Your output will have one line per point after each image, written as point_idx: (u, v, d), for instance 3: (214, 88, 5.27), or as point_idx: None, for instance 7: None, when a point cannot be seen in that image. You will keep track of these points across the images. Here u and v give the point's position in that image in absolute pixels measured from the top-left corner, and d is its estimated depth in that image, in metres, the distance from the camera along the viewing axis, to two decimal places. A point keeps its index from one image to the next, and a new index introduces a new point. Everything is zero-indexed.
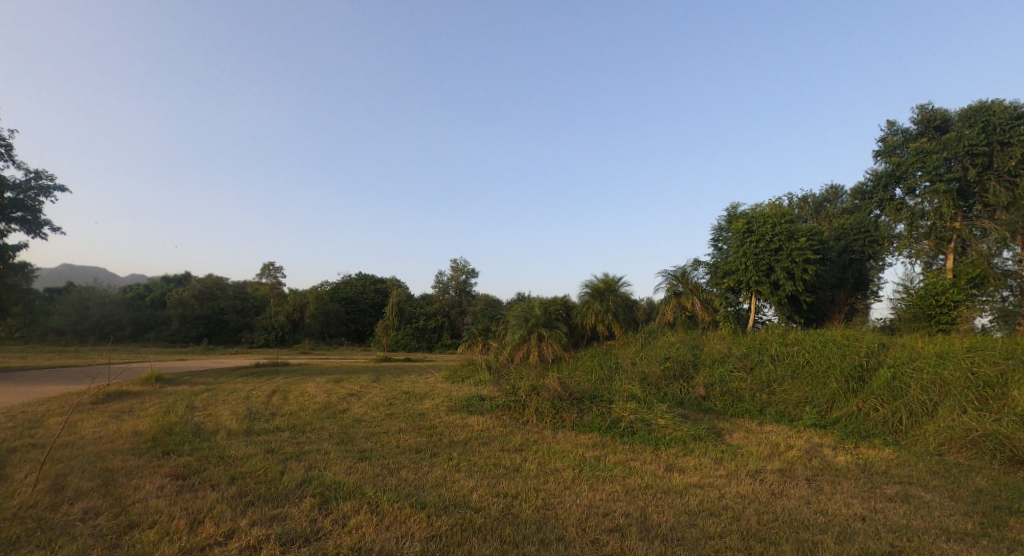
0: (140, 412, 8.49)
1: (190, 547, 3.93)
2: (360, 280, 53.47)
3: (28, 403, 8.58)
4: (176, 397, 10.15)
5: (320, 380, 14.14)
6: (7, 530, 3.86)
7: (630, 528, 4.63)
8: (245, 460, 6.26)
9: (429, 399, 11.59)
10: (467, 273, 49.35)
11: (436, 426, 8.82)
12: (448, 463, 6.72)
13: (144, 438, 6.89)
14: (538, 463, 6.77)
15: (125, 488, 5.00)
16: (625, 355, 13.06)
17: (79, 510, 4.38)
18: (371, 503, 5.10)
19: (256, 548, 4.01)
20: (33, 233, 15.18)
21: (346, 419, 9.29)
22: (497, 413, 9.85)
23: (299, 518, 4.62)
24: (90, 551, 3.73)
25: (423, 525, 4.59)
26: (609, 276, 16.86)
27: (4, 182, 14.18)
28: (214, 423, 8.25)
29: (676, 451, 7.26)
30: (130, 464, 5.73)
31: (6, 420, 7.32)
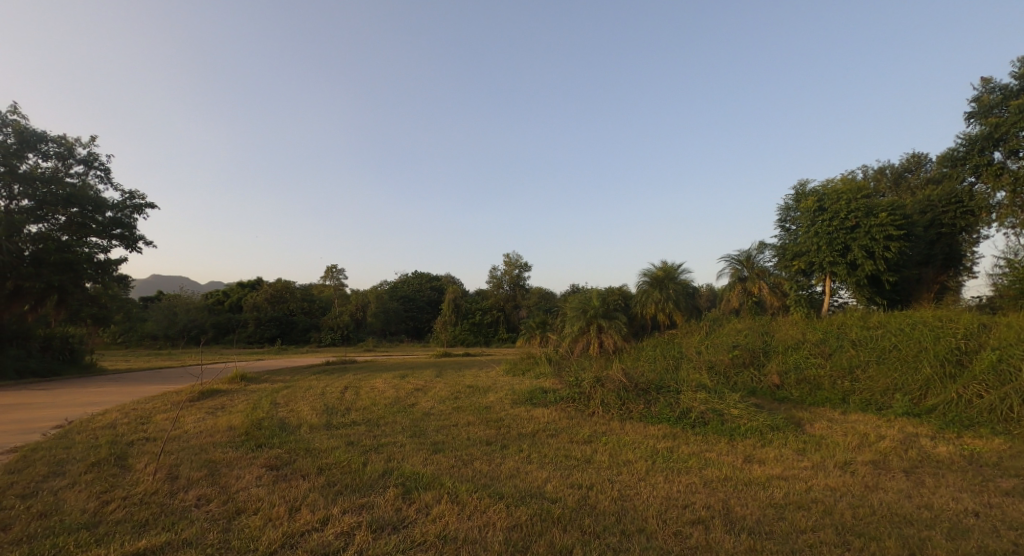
0: (232, 408, 9.18)
1: (292, 532, 4.23)
2: (417, 279, 55.07)
3: (138, 401, 9.54)
4: (260, 394, 10.92)
5: (386, 376, 14.69)
6: (138, 514, 4.32)
7: (713, 521, 4.52)
8: (329, 452, 6.63)
9: (493, 392, 11.79)
10: (522, 267, 50.08)
11: (503, 419, 8.95)
12: (519, 455, 6.81)
13: (238, 432, 7.46)
14: (609, 454, 6.73)
15: (229, 477, 5.44)
16: (689, 343, 12.71)
17: (193, 497, 4.81)
18: (451, 493, 5.26)
19: (351, 535, 4.26)
20: (130, 248, 16.68)
21: (416, 412, 9.62)
22: (561, 405, 9.86)
23: (385, 507, 4.85)
24: (206, 534, 4.08)
25: (504, 515, 4.69)
26: (668, 264, 16.50)
27: (105, 202, 15.64)
28: (296, 418, 8.80)
29: (754, 442, 6.98)
30: (230, 456, 6.22)
31: (121, 416, 8.14)
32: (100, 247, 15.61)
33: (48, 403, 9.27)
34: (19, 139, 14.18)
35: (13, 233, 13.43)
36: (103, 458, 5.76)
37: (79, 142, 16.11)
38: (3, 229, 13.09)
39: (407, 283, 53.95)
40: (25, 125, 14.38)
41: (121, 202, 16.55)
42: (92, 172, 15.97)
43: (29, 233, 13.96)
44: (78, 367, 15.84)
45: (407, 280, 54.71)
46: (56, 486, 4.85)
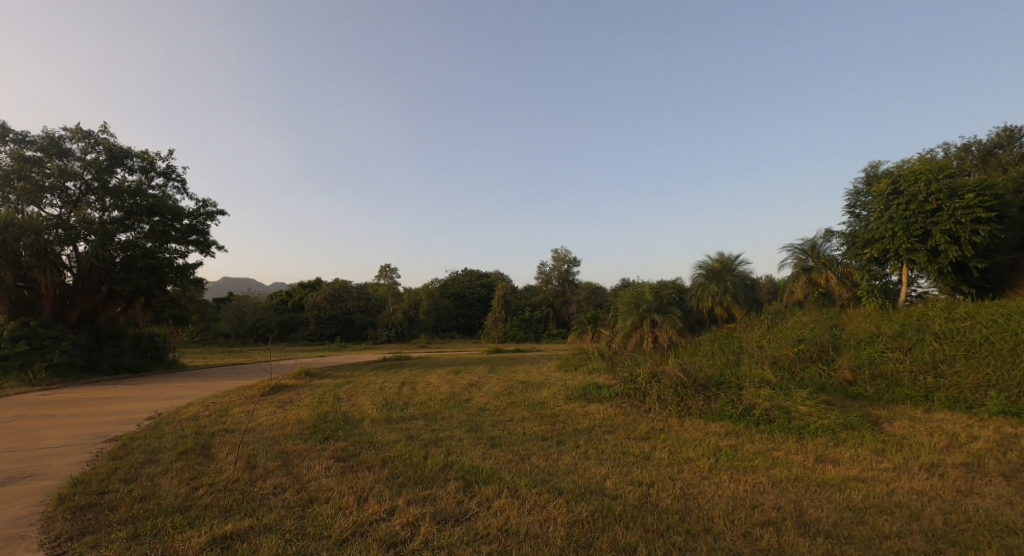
0: (299, 402, 9.70)
1: (362, 521, 4.42)
2: (466, 277, 55.91)
3: (216, 395, 10.26)
4: (324, 389, 11.46)
5: (440, 372, 15.03)
6: (223, 499, 4.65)
7: (785, 523, 4.31)
8: (391, 446, 6.87)
9: (546, 388, 11.80)
10: (570, 262, 49.83)
11: (558, 415, 8.93)
12: (576, 450, 6.79)
13: (306, 425, 7.86)
14: (669, 452, 6.57)
15: (301, 467, 5.75)
16: (750, 337, 12.18)
17: (270, 485, 5.12)
18: (510, 487, 5.32)
19: (416, 525, 4.39)
20: (205, 253, 17.90)
21: (472, 407, 9.77)
22: (616, 400, 9.73)
23: (448, 499, 4.96)
24: (284, 521, 4.33)
25: (564, 510, 4.69)
26: (724, 255, 15.89)
27: (182, 211, 16.84)
28: (359, 412, 9.18)
29: (825, 442, 6.60)
30: (300, 447, 6.58)
31: (203, 408, 8.79)
32: (179, 253, 16.86)
33: (141, 397, 10.16)
34: (108, 155, 15.54)
35: (105, 242, 14.74)
36: (189, 447, 6.25)
37: (159, 156, 17.44)
38: (97, 238, 14.39)
39: (456, 280, 54.89)
40: (113, 142, 15.72)
41: (196, 210, 17.80)
42: (170, 183, 17.26)
43: (119, 241, 15.28)
44: (163, 363, 17.25)
45: (457, 278, 55.69)
46: (152, 472, 5.31)
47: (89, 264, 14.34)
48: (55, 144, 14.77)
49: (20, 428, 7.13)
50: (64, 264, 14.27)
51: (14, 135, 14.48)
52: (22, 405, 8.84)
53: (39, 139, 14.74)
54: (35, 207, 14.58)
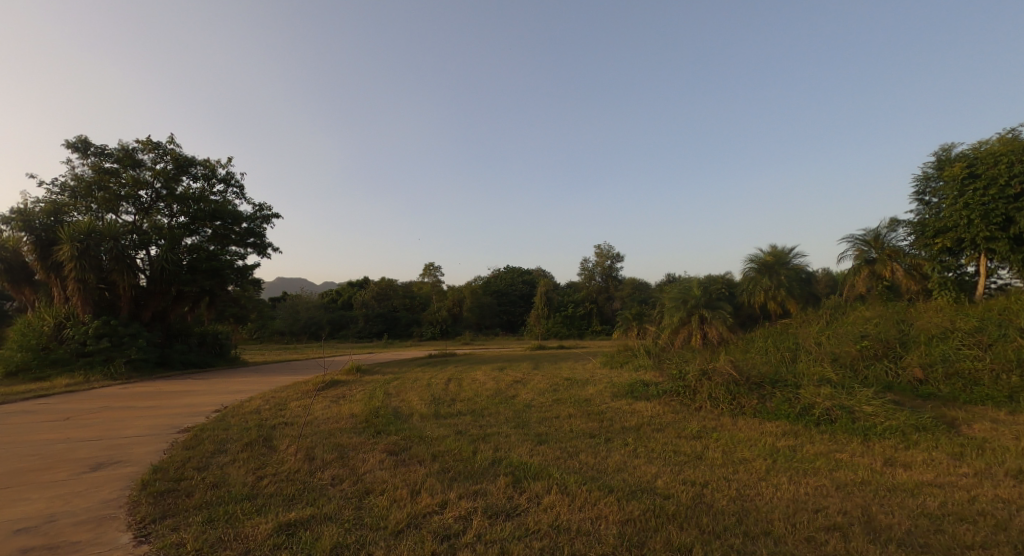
0: (351, 397, 10.05)
1: (416, 513, 4.53)
2: (508, 274, 56.22)
3: (275, 390, 10.78)
4: (374, 384, 11.82)
5: (485, 369, 15.16)
6: (286, 489, 4.89)
7: (853, 528, 4.09)
8: (441, 441, 6.99)
9: (592, 385, 11.70)
10: (613, 258, 49.18)
11: (605, 412, 8.83)
12: (625, 448, 6.69)
13: (359, 419, 8.13)
14: (723, 451, 6.36)
15: (357, 460, 5.96)
16: (807, 333, 11.60)
17: (329, 476, 5.34)
18: (560, 484, 5.31)
19: (468, 519, 4.46)
20: (262, 254, 18.83)
21: (518, 404, 9.82)
22: (665, 398, 9.53)
23: (498, 495, 5.01)
24: (342, 510, 4.50)
25: (615, 508, 4.64)
26: (778, 248, 15.21)
27: (241, 215, 17.77)
28: (408, 407, 9.41)
29: (895, 444, 6.21)
30: (354, 441, 6.82)
31: (264, 402, 9.26)
32: (239, 255, 17.82)
33: (208, 391, 10.82)
34: (175, 164, 16.61)
35: (174, 246, 15.76)
36: (253, 439, 6.60)
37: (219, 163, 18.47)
38: (167, 243, 15.40)
39: (498, 278, 55.25)
40: (179, 152, 16.79)
41: (253, 214, 18.75)
42: (230, 189, 18.25)
43: (185, 245, 16.31)
44: (226, 359, 18.31)
45: (499, 275, 56.13)
46: (222, 461, 5.65)
47: (160, 266, 15.38)
48: (129, 156, 15.91)
49: (104, 418, 7.75)
50: (138, 267, 15.37)
51: (93, 149, 15.70)
52: (105, 397, 9.60)
53: (114, 151, 15.91)
54: (112, 214, 15.77)
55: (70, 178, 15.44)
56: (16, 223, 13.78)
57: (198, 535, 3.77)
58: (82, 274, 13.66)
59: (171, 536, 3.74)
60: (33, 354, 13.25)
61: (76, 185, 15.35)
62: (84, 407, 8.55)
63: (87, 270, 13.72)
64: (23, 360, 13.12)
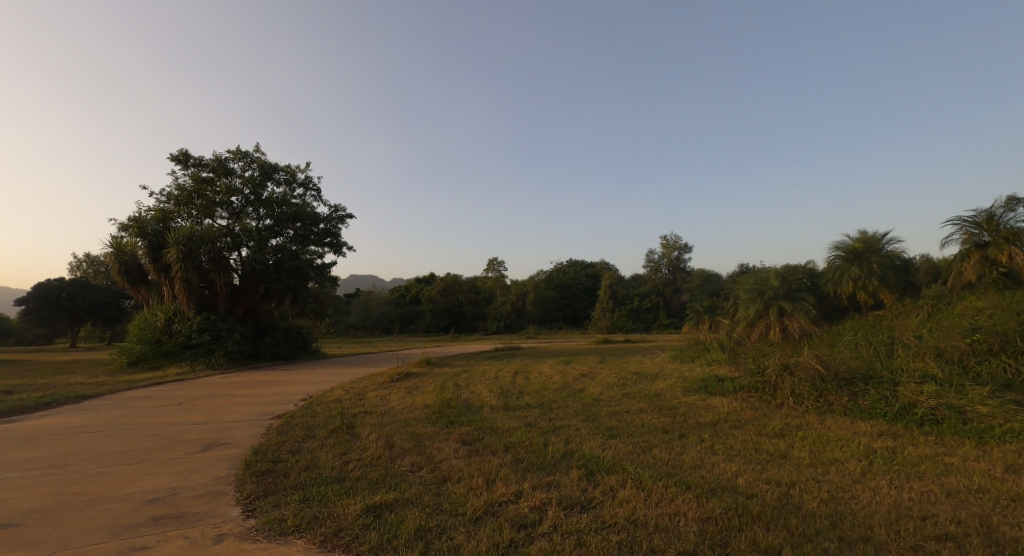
0: (424, 389, 10.43)
1: (492, 501, 4.63)
2: (570, 267, 55.93)
3: (354, 381, 11.42)
4: (444, 376, 12.19)
5: (551, 362, 15.20)
6: (369, 474, 5.16)
7: (970, 540, 3.70)
8: (512, 432, 7.10)
9: (662, 379, 11.42)
10: (681, 248, 47.60)
11: (677, 407, 8.57)
12: (701, 445, 6.45)
13: (432, 410, 8.43)
14: (810, 451, 5.97)
15: (434, 448, 6.19)
16: (904, 326, 10.61)
17: (408, 463, 5.59)
18: (634, 479, 5.22)
19: (543, 509, 4.51)
20: (338, 253, 19.91)
21: (586, 398, 9.76)
22: (742, 394, 9.09)
23: (572, 487, 5.02)
24: (423, 496, 4.70)
25: (694, 506, 4.50)
26: (868, 233, 14.00)
27: (319, 216, 18.88)
28: (478, 399, 9.63)
29: (1018, 449, 5.54)
30: (429, 430, 7.07)
31: (344, 393, 9.84)
32: (318, 254, 18.97)
33: (294, 381, 11.65)
34: (261, 171, 17.94)
35: (261, 247, 17.05)
36: (337, 426, 7.05)
37: (299, 169, 19.71)
38: (255, 244, 16.70)
39: (561, 271, 55.18)
40: (264, 159, 18.11)
41: (330, 215, 19.88)
42: (309, 193, 19.46)
43: (271, 246, 17.57)
44: (308, 352, 19.62)
45: (562, 269, 56.13)
46: (312, 446, 6.08)
47: (250, 266, 16.72)
48: (221, 165, 17.39)
49: (210, 404, 8.57)
50: (232, 267, 16.80)
51: (193, 160, 17.29)
52: (208, 386, 10.61)
53: (210, 161, 17.43)
54: (210, 219, 17.32)
55: (174, 188, 17.12)
56: (133, 230, 15.49)
57: (297, 513, 4.08)
58: (186, 274, 15.15)
59: (274, 512, 4.08)
60: (149, 347, 14.92)
61: (179, 194, 16.99)
62: (191, 394, 9.50)
63: (190, 271, 15.18)
64: (141, 351, 14.83)
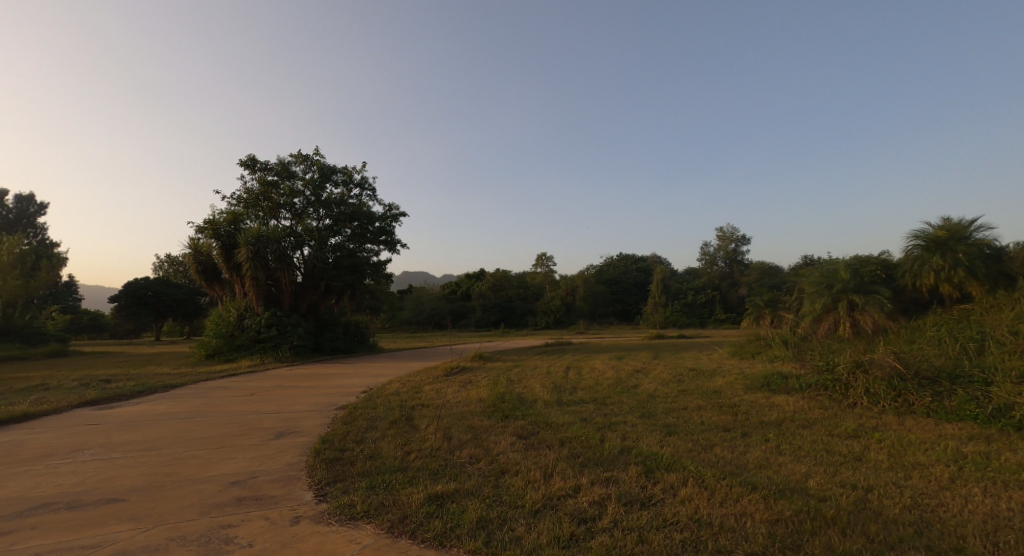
0: (477, 383, 10.59)
1: (551, 495, 4.65)
2: (620, 262, 54.90)
3: (410, 374, 11.77)
4: (497, 371, 12.33)
5: (603, 357, 15.05)
6: (430, 464, 5.32)
7: None
8: (567, 427, 7.08)
9: (721, 376, 11.02)
10: (738, 240, 45.66)
11: (739, 405, 8.25)
12: (766, 445, 6.18)
13: (486, 404, 8.55)
14: (889, 454, 5.58)
15: (490, 441, 6.29)
16: (996, 321, 9.67)
17: (466, 455, 5.70)
18: (695, 477, 5.08)
19: (603, 505, 4.47)
20: (392, 251, 20.51)
21: (641, 394, 9.59)
22: (809, 392, 8.63)
23: (630, 483, 4.96)
24: (482, 487, 4.78)
25: (762, 507, 4.32)
26: (953, 220, 12.83)
27: (374, 215, 19.52)
28: (531, 394, 9.67)
29: None
30: (485, 424, 7.17)
31: (402, 386, 10.16)
32: (374, 252, 19.62)
33: (354, 374, 12.15)
34: (320, 173, 18.79)
35: (322, 246, 17.84)
36: (398, 418, 7.30)
37: (356, 170, 20.45)
38: (316, 243, 17.52)
39: (611, 266, 54.38)
40: (323, 161, 18.94)
41: (385, 214, 20.51)
42: (365, 193, 20.15)
43: (331, 245, 18.36)
44: (365, 347, 20.37)
45: (612, 263, 55.28)
46: (375, 436, 6.33)
47: (312, 264, 17.56)
48: (285, 168, 18.35)
49: (279, 395, 9.09)
50: (296, 265, 17.71)
51: (259, 164, 18.32)
52: (277, 378, 11.26)
53: (275, 165, 18.42)
54: (275, 220, 18.32)
55: (243, 191, 18.22)
56: (208, 232, 16.62)
57: (365, 499, 4.26)
58: (255, 273, 16.13)
59: (344, 497, 4.28)
60: (223, 341, 16.02)
61: (247, 197, 18.07)
62: (262, 385, 10.11)
63: (258, 269, 16.14)
64: (217, 345, 15.94)
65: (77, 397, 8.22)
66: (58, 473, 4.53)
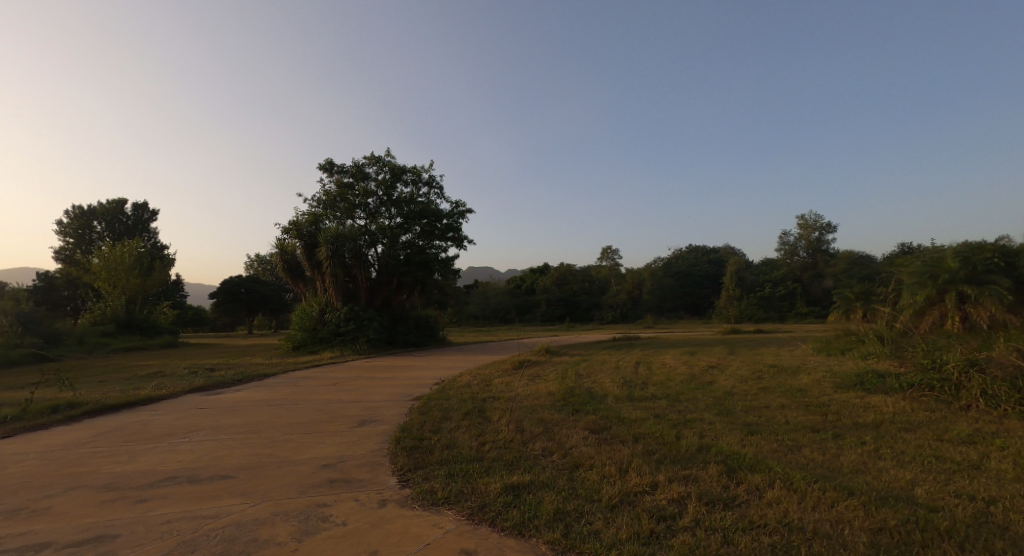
0: (546, 377, 10.62)
1: (627, 491, 4.57)
2: (689, 254, 52.78)
3: (479, 367, 12.02)
4: (564, 365, 12.28)
5: (674, 353, 14.55)
6: (504, 455, 5.41)
7: None
8: (640, 423, 6.92)
9: (806, 373, 10.30)
10: (822, 228, 42.37)
11: (829, 405, 7.68)
12: (863, 448, 5.70)
13: (556, 398, 8.54)
14: (1015, 464, 4.95)
15: (562, 435, 6.28)
16: None
17: (539, 448, 5.75)
18: (783, 479, 4.79)
19: (683, 503, 4.33)
20: (459, 247, 20.97)
21: (717, 391, 9.17)
22: (911, 393, 7.85)
23: (711, 482, 4.77)
24: (558, 480, 4.79)
25: (860, 514, 4.01)
26: None
27: (442, 213, 20.06)
28: (601, 389, 9.55)
29: None
30: (556, 417, 7.17)
31: (472, 378, 10.40)
32: (442, 248, 20.17)
33: (426, 366, 12.61)
34: (391, 174, 19.60)
35: (394, 243, 18.61)
36: (470, 409, 7.48)
37: (424, 169, 21.09)
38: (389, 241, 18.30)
39: (681, 258, 52.42)
40: (394, 162, 19.72)
41: (452, 211, 21.03)
42: (433, 191, 20.76)
43: (402, 242, 19.09)
44: (435, 341, 21.02)
45: (681, 255, 53.27)
46: (450, 426, 6.53)
47: (385, 261, 18.38)
48: (359, 170, 19.33)
49: (359, 385, 9.61)
50: (370, 262, 18.60)
51: (335, 167, 19.38)
52: (356, 369, 11.91)
53: (350, 167, 19.43)
54: (351, 220, 19.34)
55: (322, 193, 19.41)
56: (292, 232, 17.87)
57: (445, 487, 4.41)
58: (334, 270, 17.15)
59: (425, 484, 4.46)
60: (307, 334, 17.19)
61: (326, 199, 19.21)
62: (343, 376, 10.74)
63: (337, 267, 17.12)
64: (301, 337, 17.11)
65: (188, 383, 9.16)
66: (178, 451, 5.07)
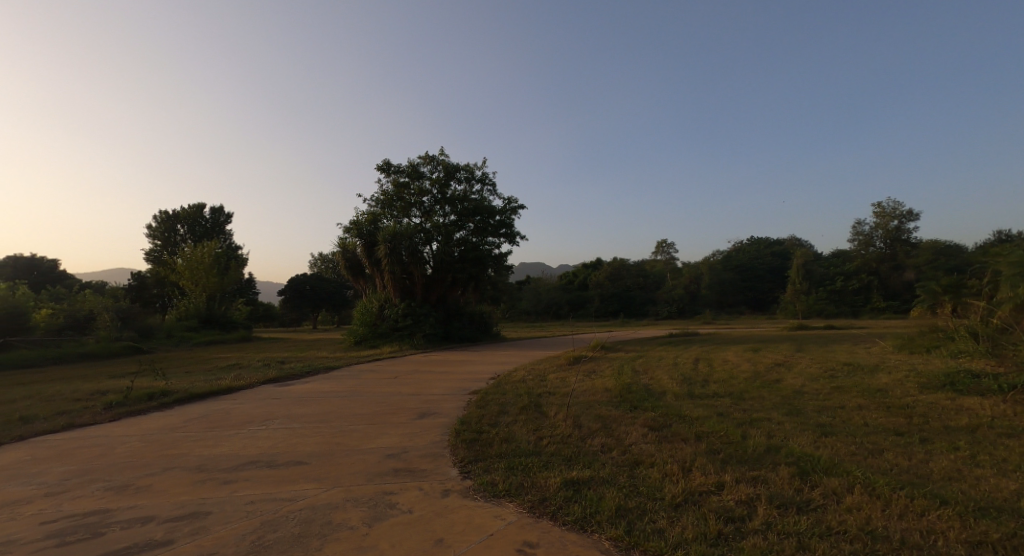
0: (601, 372, 10.49)
1: (691, 490, 4.43)
2: (751, 246, 50.35)
3: (533, 363, 12.04)
4: (620, 361, 12.07)
5: (737, 349, 13.93)
6: (563, 450, 5.39)
7: None
8: (703, 421, 6.69)
9: (885, 372, 9.57)
10: (901, 216, 39.08)
11: (914, 406, 7.08)
12: (957, 454, 5.21)
13: (613, 394, 8.42)
14: None
15: (621, 431, 6.17)
16: None
17: (598, 443, 5.68)
18: (862, 483, 4.48)
19: (751, 505, 4.15)
20: (512, 243, 21.07)
21: (785, 389, 8.70)
22: (1013, 396, 7.07)
23: (782, 484, 4.53)
24: (618, 476, 4.72)
25: (956, 524, 3.67)
26: None
27: (494, 209, 20.22)
28: (659, 385, 9.32)
29: None
30: (614, 413, 7.07)
31: (527, 373, 10.44)
32: (495, 244, 20.35)
33: (481, 361, 12.77)
34: (445, 172, 19.98)
35: (448, 241, 18.98)
36: (527, 404, 7.50)
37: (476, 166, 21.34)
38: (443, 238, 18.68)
39: (741, 250, 50.11)
40: (447, 160, 20.09)
41: (504, 207, 21.15)
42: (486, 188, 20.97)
43: (456, 239, 19.43)
44: (488, 336, 21.27)
45: (742, 248, 50.87)
46: (507, 421, 6.58)
47: (440, 258, 18.78)
48: (414, 170, 19.86)
49: (418, 379, 9.88)
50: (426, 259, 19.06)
51: (392, 168, 20.00)
52: (414, 363, 12.26)
53: (405, 167, 20.01)
54: (407, 218, 19.92)
55: (380, 193, 20.10)
56: (353, 232, 18.65)
57: (505, 479, 4.45)
58: (392, 268, 17.74)
59: (486, 476, 4.52)
60: (368, 329, 17.90)
61: (384, 198, 19.89)
62: (402, 370, 11.08)
63: (394, 264, 17.69)
64: (363, 332, 17.85)
65: (263, 375, 9.80)
66: (256, 437, 5.43)
